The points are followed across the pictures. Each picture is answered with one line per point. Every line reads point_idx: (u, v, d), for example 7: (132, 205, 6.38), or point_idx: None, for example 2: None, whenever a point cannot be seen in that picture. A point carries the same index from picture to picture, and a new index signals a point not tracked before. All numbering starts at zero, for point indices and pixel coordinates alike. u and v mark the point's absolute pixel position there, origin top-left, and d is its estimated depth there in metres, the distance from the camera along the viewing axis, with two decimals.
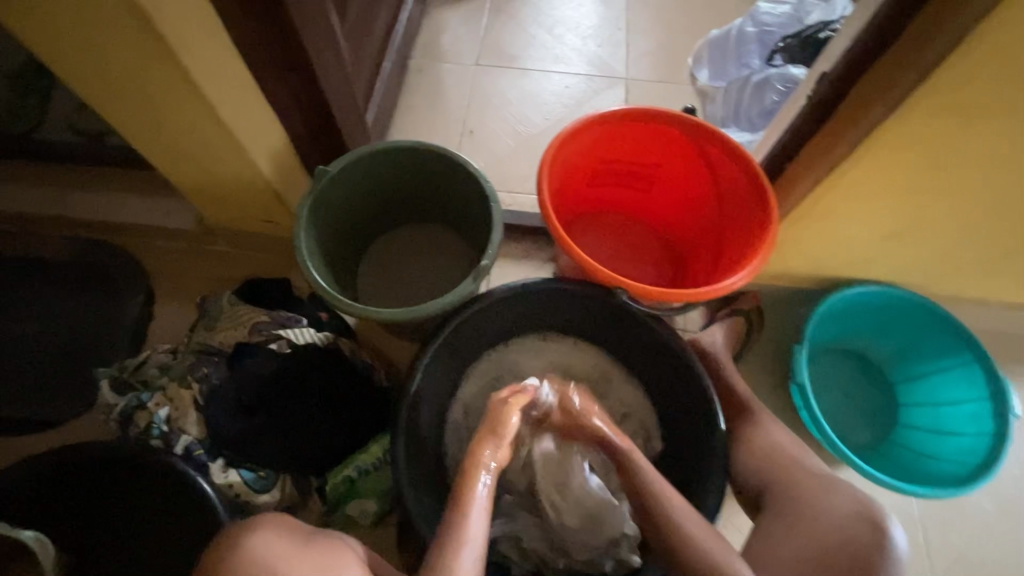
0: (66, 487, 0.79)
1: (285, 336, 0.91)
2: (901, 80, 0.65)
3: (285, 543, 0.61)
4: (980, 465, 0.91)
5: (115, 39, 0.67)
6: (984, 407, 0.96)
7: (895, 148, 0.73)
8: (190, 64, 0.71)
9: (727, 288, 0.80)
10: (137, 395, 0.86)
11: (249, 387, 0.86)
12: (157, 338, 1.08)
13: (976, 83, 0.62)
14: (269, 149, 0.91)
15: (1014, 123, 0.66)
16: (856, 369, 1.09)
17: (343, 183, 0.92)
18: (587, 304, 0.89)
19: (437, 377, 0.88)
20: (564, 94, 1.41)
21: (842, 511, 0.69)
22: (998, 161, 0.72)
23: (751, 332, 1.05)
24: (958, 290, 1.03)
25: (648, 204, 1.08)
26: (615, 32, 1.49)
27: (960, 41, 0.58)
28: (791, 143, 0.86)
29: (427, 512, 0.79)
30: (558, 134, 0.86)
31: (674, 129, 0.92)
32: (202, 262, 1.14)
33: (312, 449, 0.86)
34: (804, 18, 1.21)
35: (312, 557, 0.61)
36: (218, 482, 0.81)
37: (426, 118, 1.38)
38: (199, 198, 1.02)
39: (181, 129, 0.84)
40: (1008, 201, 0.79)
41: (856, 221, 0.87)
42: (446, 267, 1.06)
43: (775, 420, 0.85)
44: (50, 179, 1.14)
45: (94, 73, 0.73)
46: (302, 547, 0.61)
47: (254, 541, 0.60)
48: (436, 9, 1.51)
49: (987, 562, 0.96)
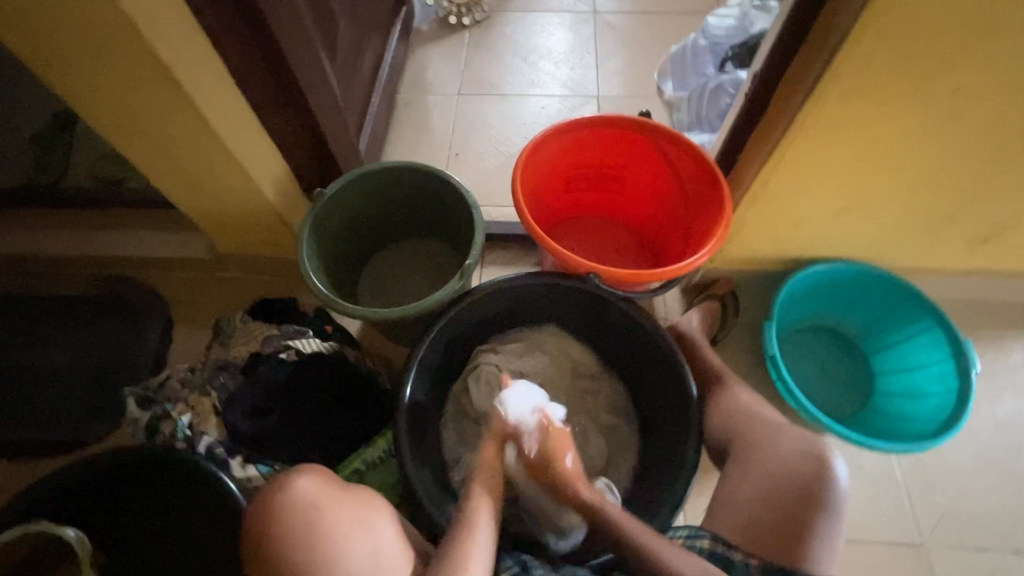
0: (104, 487, 0.86)
1: (293, 347, 0.98)
2: (814, 69, 0.75)
3: (328, 485, 0.69)
4: (948, 420, 0.96)
5: (137, 87, 0.79)
6: (949, 367, 1.02)
7: (824, 132, 0.82)
8: (200, 100, 0.82)
9: (689, 267, 0.88)
10: (161, 406, 0.95)
11: (261, 392, 0.94)
12: (176, 358, 1.17)
13: (874, 67, 0.72)
14: (271, 174, 1.01)
15: (918, 99, 0.75)
16: (831, 344, 1.15)
17: (339, 202, 1.02)
18: (570, 294, 0.96)
19: (433, 371, 0.95)
20: (541, 114, 1.53)
21: (791, 450, 0.77)
22: (912, 135, 0.81)
23: (727, 316, 1.12)
24: (915, 262, 1.10)
25: (621, 203, 1.17)
26: (585, 56, 1.61)
27: (853, 32, 0.68)
28: (738, 135, 0.95)
29: (431, 491, 0.85)
30: (529, 143, 0.96)
31: (634, 131, 1.01)
32: (215, 289, 1.24)
33: (323, 443, 0.95)
34: (748, 28, 1.36)
35: (350, 500, 0.69)
36: (238, 476, 0.88)
37: (415, 144, 1.50)
38: (210, 227, 1.12)
39: (193, 163, 0.94)
40: (933, 171, 0.87)
41: (804, 202, 0.96)
42: (438, 275, 1.14)
43: (745, 386, 0.92)
44: (66, 223, 1.23)
45: (117, 116, 0.84)
46: (342, 491, 0.69)
47: (301, 482, 0.67)
48: (419, 47, 1.65)
49: (967, 515, 1.01)
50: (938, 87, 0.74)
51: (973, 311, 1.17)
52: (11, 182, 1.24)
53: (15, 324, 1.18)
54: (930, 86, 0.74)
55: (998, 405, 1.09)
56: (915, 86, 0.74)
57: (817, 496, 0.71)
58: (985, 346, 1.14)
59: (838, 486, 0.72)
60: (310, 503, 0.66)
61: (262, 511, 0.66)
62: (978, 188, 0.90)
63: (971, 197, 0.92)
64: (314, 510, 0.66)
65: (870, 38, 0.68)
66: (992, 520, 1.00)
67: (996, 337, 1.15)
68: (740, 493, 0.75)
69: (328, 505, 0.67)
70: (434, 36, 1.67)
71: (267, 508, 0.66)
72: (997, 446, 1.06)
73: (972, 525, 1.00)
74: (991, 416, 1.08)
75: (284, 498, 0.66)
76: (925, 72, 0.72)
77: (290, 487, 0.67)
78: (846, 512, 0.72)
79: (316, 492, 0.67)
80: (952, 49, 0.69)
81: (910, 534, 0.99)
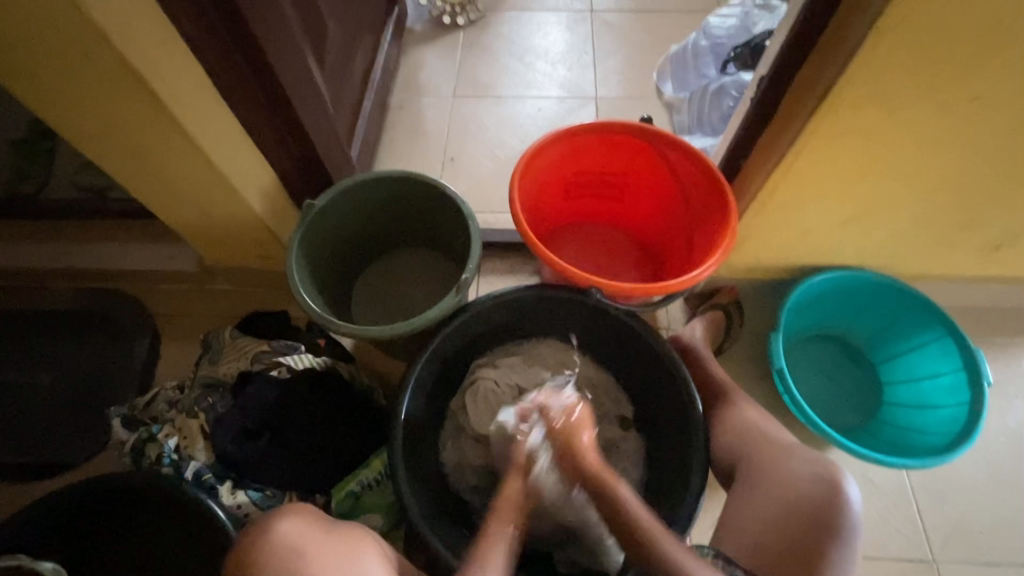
0: (87, 513, 0.83)
1: (284, 363, 0.95)
2: (824, 75, 0.71)
3: (313, 526, 0.67)
4: (961, 434, 0.93)
5: (113, 99, 0.75)
6: (960, 377, 0.99)
7: (834, 139, 0.78)
8: (180, 111, 0.78)
9: (693, 280, 0.85)
10: (148, 428, 0.91)
11: (250, 413, 0.90)
12: (165, 375, 1.13)
13: (888, 73, 0.68)
14: (257, 184, 0.97)
15: (934, 105, 0.72)
16: (838, 353, 1.12)
17: (329, 214, 0.98)
18: (570, 308, 0.93)
19: (430, 388, 0.92)
20: (538, 116, 1.49)
21: (800, 472, 0.74)
22: (926, 142, 0.78)
23: (732, 325, 1.08)
24: (925, 268, 1.07)
25: (621, 210, 1.13)
26: (583, 55, 1.58)
27: (867, 37, 0.64)
28: (744, 141, 0.92)
29: (427, 515, 0.82)
30: (527, 151, 0.93)
31: (635, 137, 0.98)
32: (204, 301, 1.20)
33: (315, 464, 0.91)
34: (751, 28, 1.33)
35: (334, 542, 0.66)
36: (227, 503, 0.86)
37: (409, 148, 1.46)
38: (197, 239, 1.08)
39: (175, 174, 0.90)
40: (946, 178, 0.84)
41: (812, 210, 0.93)
42: (434, 286, 1.11)
43: (752, 401, 0.89)
44: (55, 234, 1.20)
45: (93, 129, 0.80)
46: (328, 531, 0.67)
47: (282, 525, 0.66)
48: (412, 48, 1.61)
49: (980, 530, 0.98)
50: (955, 92, 0.70)
51: (982, 317, 1.14)
52: None
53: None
54: (946, 92, 0.70)
55: (1009, 414, 1.07)
56: (931, 92, 0.70)
57: (830, 523, 0.68)
58: (994, 353, 1.12)
59: (850, 511, 0.69)
60: (289, 547, 0.64)
61: (243, 559, 0.64)
62: (991, 195, 0.87)
63: (983, 204, 0.89)
64: (294, 555, 0.63)
65: (884, 44, 0.65)
66: (1005, 534, 0.98)
67: (1006, 344, 1.12)
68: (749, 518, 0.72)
69: (310, 548, 0.64)
70: (428, 36, 1.63)
71: (247, 555, 0.64)
72: (1008, 457, 1.03)
73: (984, 539, 0.97)
74: (1002, 426, 1.06)
75: (263, 544, 0.64)
76: (941, 78, 0.69)
77: (268, 533, 0.65)
78: (859, 538, 0.68)
79: (297, 535, 0.65)
80: (970, 54, 0.65)
81: (921, 550, 0.96)
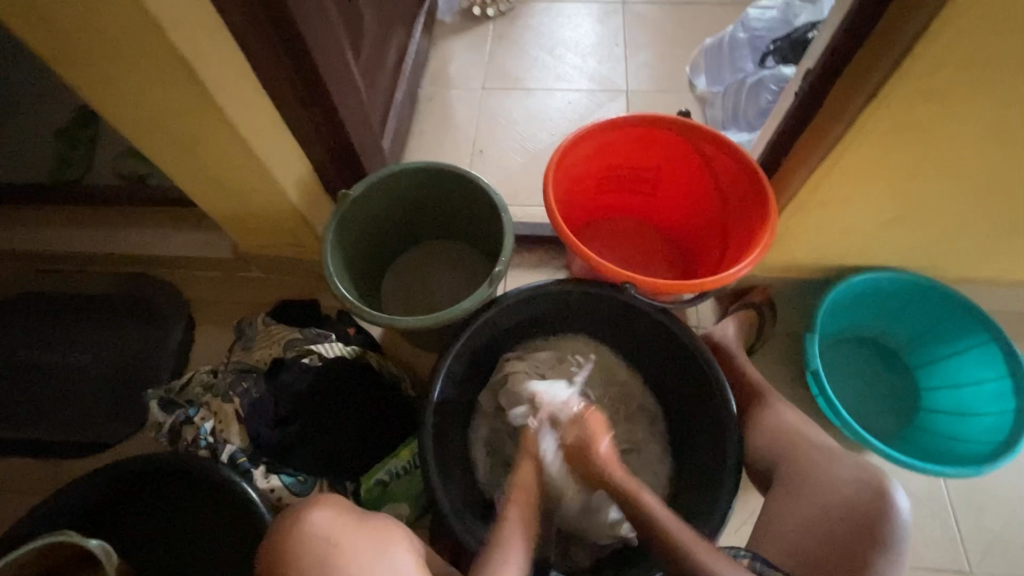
0: (128, 490, 0.86)
1: (316, 351, 0.97)
2: (878, 70, 0.69)
3: (343, 516, 0.68)
4: (1004, 443, 0.90)
5: (159, 87, 0.76)
6: (1005, 385, 0.96)
7: (884, 137, 0.76)
8: (224, 101, 0.79)
9: (731, 277, 0.83)
10: (183, 410, 0.93)
11: (283, 400, 0.92)
12: (199, 360, 1.16)
13: (947, 68, 0.66)
14: (294, 175, 0.98)
15: (993, 102, 0.69)
16: (874, 357, 1.09)
17: (363, 204, 0.98)
18: (601, 303, 0.92)
19: (460, 380, 0.92)
20: (568, 109, 1.48)
21: (846, 479, 0.73)
22: (980, 141, 0.75)
23: (764, 325, 1.06)
24: (969, 271, 1.04)
25: (653, 206, 1.12)
26: (614, 48, 1.55)
27: (926, 31, 0.62)
28: (785, 137, 0.90)
29: (456, 505, 0.83)
30: (562, 145, 0.92)
31: (672, 131, 0.96)
32: (236, 289, 1.22)
33: (346, 452, 0.92)
34: (792, 21, 1.29)
35: (366, 532, 0.67)
36: (261, 487, 0.87)
37: (438, 140, 1.46)
38: (232, 227, 1.10)
39: (215, 163, 0.92)
40: (999, 178, 0.81)
41: (855, 208, 0.90)
42: (463, 278, 1.11)
43: (787, 403, 0.87)
44: (91, 220, 1.22)
45: (139, 117, 0.82)
46: (357, 522, 0.68)
47: (314, 517, 0.67)
48: (442, 39, 1.61)
49: (1022, 543, 0.95)
50: (1017, 89, 0.68)
51: None
52: (33, 178, 1.23)
53: (41, 322, 1.18)
54: (1006, 90, 0.68)
55: None
56: (989, 90, 0.68)
57: (876, 532, 0.67)
58: None
59: (900, 522, 0.68)
60: (323, 538, 0.65)
61: (279, 551, 0.65)
62: None
63: None
64: (328, 546, 0.64)
65: (945, 38, 0.62)
66: None
67: None
68: (786, 523, 0.72)
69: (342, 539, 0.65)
70: (458, 28, 1.62)
71: (281, 545, 0.66)
72: None
73: None
74: None
75: (297, 536, 0.65)
76: (1003, 74, 0.66)
77: (301, 525, 0.66)
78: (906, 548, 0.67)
79: (330, 526, 0.66)
80: None
81: (958, 560, 0.94)
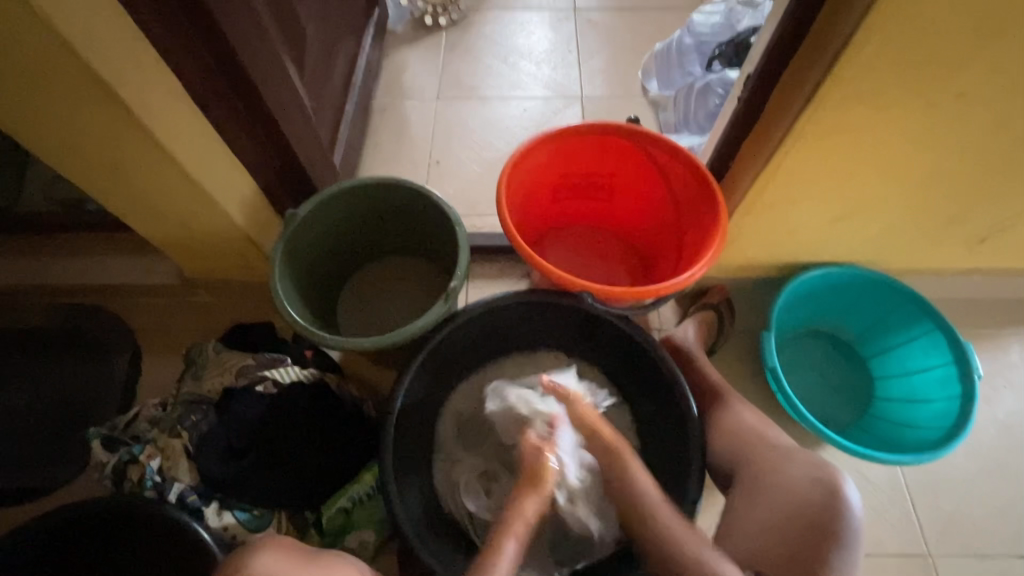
0: (67, 538, 0.80)
1: (269, 378, 0.93)
2: (814, 73, 0.71)
3: (289, 559, 0.65)
4: (954, 428, 0.94)
5: (81, 111, 0.72)
6: (951, 371, 1.00)
7: (823, 138, 0.78)
8: (154, 123, 0.75)
9: (687, 280, 0.83)
10: (128, 449, 0.88)
11: (236, 431, 0.88)
12: (147, 392, 1.10)
13: (875, 71, 0.68)
14: (237, 196, 0.94)
15: (923, 102, 0.72)
16: (829, 351, 1.12)
17: (313, 223, 0.95)
18: (561, 312, 0.92)
19: (420, 399, 0.90)
20: (524, 117, 1.47)
21: (799, 479, 0.73)
22: (910, 140, 0.78)
23: (723, 324, 1.08)
24: (912, 263, 1.07)
25: (610, 212, 1.12)
26: (567, 55, 1.56)
27: (854, 35, 0.64)
28: (731, 141, 0.92)
29: (421, 532, 0.80)
30: (514, 154, 0.91)
31: (623, 138, 0.97)
32: (184, 315, 1.17)
33: (304, 481, 0.89)
34: (735, 25, 1.32)
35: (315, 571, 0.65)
36: (213, 525, 0.84)
37: (394, 152, 1.44)
38: (176, 252, 1.05)
39: (150, 187, 0.87)
40: (932, 174, 0.84)
41: (801, 208, 0.92)
42: (422, 294, 1.09)
43: (746, 402, 0.88)
44: (26, 248, 1.16)
45: (62, 143, 0.77)
46: (304, 564, 0.65)
47: (259, 561, 0.64)
48: (395, 49, 1.59)
49: (974, 523, 0.98)
50: (941, 90, 0.70)
51: (970, 309, 1.15)
52: None
53: None
54: (931, 92, 0.70)
55: (998, 406, 1.08)
56: (915, 92, 0.70)
57: (832, 529, 0.68)
58: (983, 346, 1.12)
59: (853, 518, 0.69)
60: None
61: None
62: (976, 190, 0.88)
63: (969, 199, 0.90)
64: None
65: (872, 43, 0.64)
66: (998, 526, 0.98)
67: (994, 336, 1.13)
68: (749, 526, 0.72)
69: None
70: (410, 38, 1.60)
71: None
72: (998, 448, 1.04)
73: (978, 532, 0.98)
74: (992, 418, 1.07)
75: None
76: (927, 76, 0.68)
77: (245, 572, 0.63)
78: (859, 546, 0.68)
79: (274, 570, 0.63)
80: (958, 51, 0.65)
81: (916, 545, 0.97)
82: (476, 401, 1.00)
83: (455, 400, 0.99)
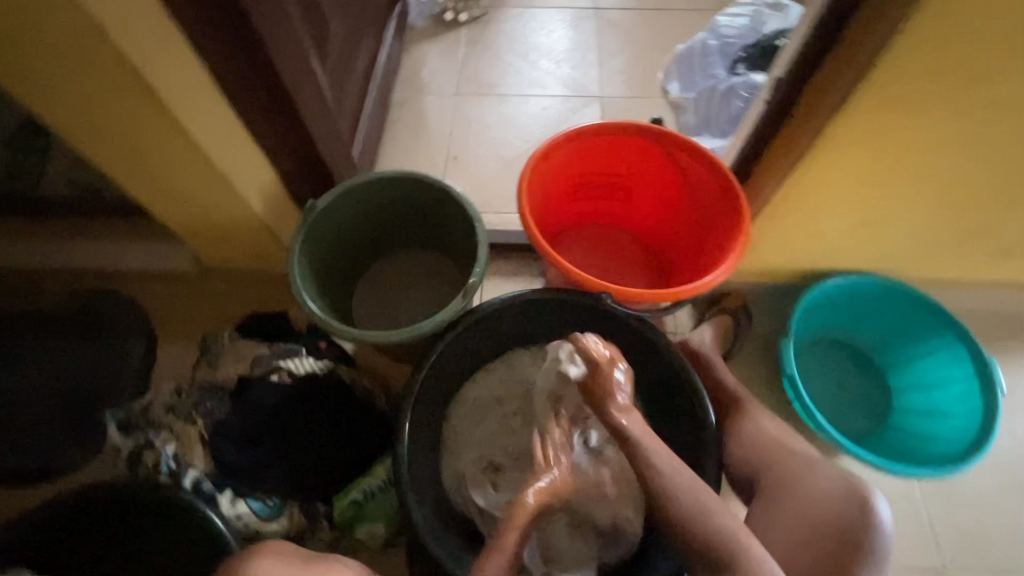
0: (84, 521, 0.82)
1: (284, 368, 0.93)
2: (848, 74, 0.69)
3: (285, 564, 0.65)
4: (974, 444, 0.92)
5: (108, 96, 0.72)
6: (972, 387, 0.98)
7: (854, 142, 0.77)
8: (179, 110, 0.75)
9: (706, 284, 0.82)
10: (145, 434, 0.89)
11: (250, 419, 0.89)
12: (162, 378, 1.11)
13: (912, 78, 0.67)
14: (257, 185, 0.94)
15: (958, 111, 0.71)
16: (845, 358, 1.10)
17: (332, 215, 0.95)
18: (579, 311, 0.91)
19: (433, 392, 0.90)
20: (542, 115, 1.47)
21: (831, 490, 0.72)
22: (943, 148, 0.77)
23: (740, 329, 1.08)
24: (935, 274, 1.06)
25: (628, 213, 1.12)
26: (586, 54, 1.55)
27: (891, 41, 0.63)
28: (756, 145, 0.90)
29: (434, 526, 0.81)
30: (535, 152, 0.90)
31: (646, 139, 0.96)
32: (198, 303, 1.17)
33: (318, 470, 0.89)
34: (760, 27, 1.32)
35: None
36: (227, 513, 0.84)
37: (411, 147, 1.43)
38: (194, 238, 1.06)
39: (172, 174, 0.88)
40: (962, 184, 0.83)
41: (827, 214, 0.91)
42: (437, 289, 1.09)
43: (767, 412, 0.87)
44: (48, 231, 1.18)
45: (89, 127, 0.78)
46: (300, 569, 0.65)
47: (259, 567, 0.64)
48: (414, 44, 1.58)
49: (991, 540, 0.97)
50: (976, 99, 0.69)
51: (993, 322, 1.13)
52: None
53: None
54: (968, 101, 0.69)
55: (1019, 422, 1.06)
56: (953, 101, 0.69)
57: (862, 544, 0.67)
58: (1004, 360, 1.11)
59: (883, 533, 0.68)
60: None
61: None
62: (1007, 201, 0.86)
63: (998, 210, 0.88)
64: None
65: (909, 49, 0.63)
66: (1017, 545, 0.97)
67: (1017, 350, 1.11)
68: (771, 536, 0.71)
69: None
70: (430, 33, 1.60)
71: None
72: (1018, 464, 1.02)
73: (996, 549, 0.96)
74: (1012, 434, 1.05)
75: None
76: (965, 86, 0.67)
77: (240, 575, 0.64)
78: (888, 564, 0.67)
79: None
80: (997, 58, 0.64)
81: (932, 560, 0.95)
82: (488, 398, 0.99)
83: (467, 399, 0.98)
